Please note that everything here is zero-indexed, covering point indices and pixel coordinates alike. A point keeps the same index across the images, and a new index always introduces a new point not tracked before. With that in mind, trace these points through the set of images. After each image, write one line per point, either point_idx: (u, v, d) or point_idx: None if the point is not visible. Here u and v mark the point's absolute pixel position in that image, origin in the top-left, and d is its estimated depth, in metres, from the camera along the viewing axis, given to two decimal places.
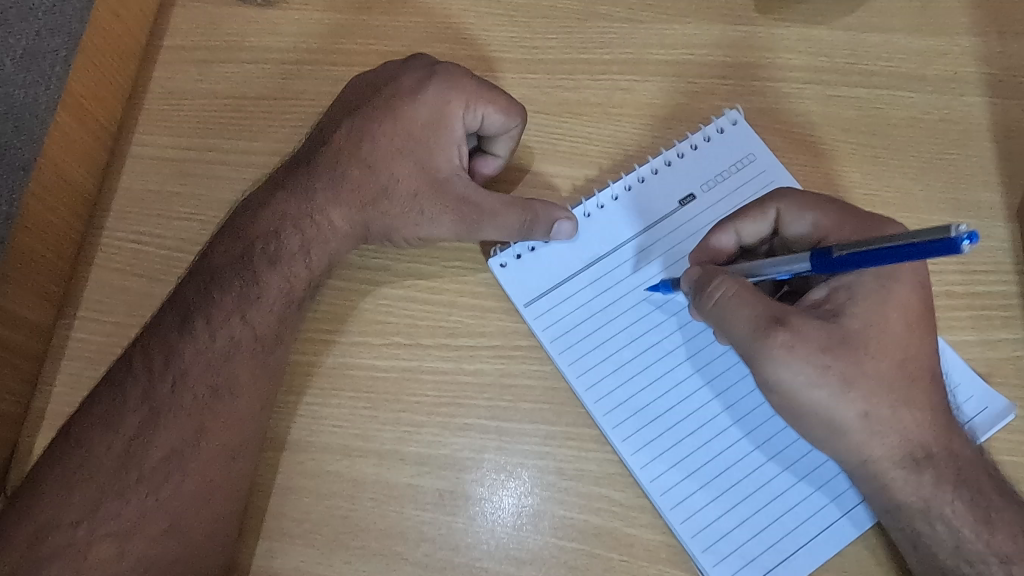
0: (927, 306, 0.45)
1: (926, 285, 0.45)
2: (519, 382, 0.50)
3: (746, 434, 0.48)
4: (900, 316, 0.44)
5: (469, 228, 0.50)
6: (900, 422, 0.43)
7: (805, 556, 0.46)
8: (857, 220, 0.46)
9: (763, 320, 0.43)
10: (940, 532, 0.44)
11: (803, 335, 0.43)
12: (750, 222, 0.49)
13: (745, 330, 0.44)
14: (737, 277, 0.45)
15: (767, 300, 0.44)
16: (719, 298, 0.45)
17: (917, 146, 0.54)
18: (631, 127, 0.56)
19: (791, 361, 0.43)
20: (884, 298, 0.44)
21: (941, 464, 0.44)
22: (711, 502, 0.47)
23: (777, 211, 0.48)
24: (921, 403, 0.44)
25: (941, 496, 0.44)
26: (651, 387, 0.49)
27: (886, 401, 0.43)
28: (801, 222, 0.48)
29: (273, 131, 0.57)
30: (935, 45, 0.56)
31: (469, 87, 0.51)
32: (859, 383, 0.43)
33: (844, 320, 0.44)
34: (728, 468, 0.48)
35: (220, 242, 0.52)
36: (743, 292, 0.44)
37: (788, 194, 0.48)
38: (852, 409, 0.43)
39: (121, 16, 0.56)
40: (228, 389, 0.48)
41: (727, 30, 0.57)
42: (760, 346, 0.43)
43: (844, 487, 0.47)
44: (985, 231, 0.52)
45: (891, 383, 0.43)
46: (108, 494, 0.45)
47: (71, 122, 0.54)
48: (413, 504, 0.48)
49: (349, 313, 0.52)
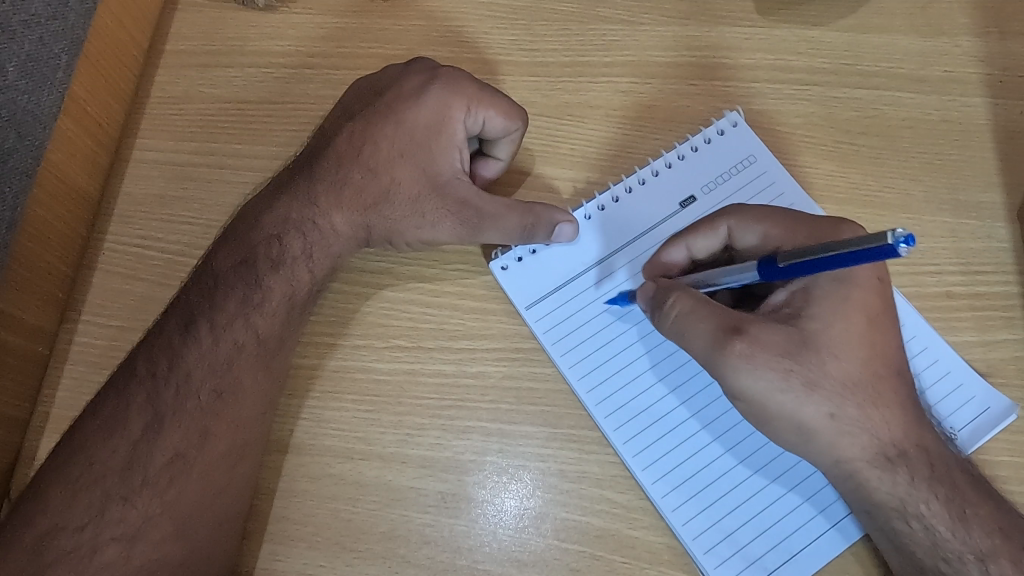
0: (887, 302, 0.45)
1: (884, 281, 0.45)
2: (521, 384, 0.50)
3: (740, 441, 0.48)
4: (860, 314, 0.44)
5: (470, 232, 0.50)
6: (868, 420, 0.43)
7: (804, 559, 0.47)
8: (808, 229, 0.46)
9: (719, 332, 0.44)
10: (918, 530, 0.43)
11: (761, 342, 0.43)
12: (701, 238, 0.49)
13: (702, 346, 0.45)
14: (691, 292, 0.46)
15: (721, 311, 0.45)
16: (678, 313, 0.46)
17: (917, 147, 0.54)
18: (631, 129, 0.56)
19: (751, 370, 0.43)
20: (841, 297, 0.44)
21: (914, 460, 0.44)
22: (708, 507, 0.47)
23: (728, 229, 0.48)
24: (890, 400, 0.44)
25: (917, 494, 0.43)
26: (651, 390, 0.50)
27: (851, 401, 0.43)
28: (751, 234, 0.48)
29: (274, 135, 0.57)
30: (936, 46, 0.56)
31: (470, 91, 0.51)
32: (821, 385, 0.43)
33: (803, 322, 0.44)
34: (724, 473, 0.48)
35: (223, 247, 0.52)
36: (697, 307, 0.45)
37: (737, 209, 0.48)
38: (818, 411, 0.43)
39: (123, 22, 0.56)
40: (231, 393, 0.48)
41: (727, 32, 0.57)
42: (719, 358, 0.44)
43: (831, 499, 0.47)
44: (985, 232, 0.52)
45: (853, 383, 0.43)
46: (113, 498, 0.46)
47: (74, 127, 0.54)
48: (415, 507, 0.49)
49: (351, 316, 0.52)
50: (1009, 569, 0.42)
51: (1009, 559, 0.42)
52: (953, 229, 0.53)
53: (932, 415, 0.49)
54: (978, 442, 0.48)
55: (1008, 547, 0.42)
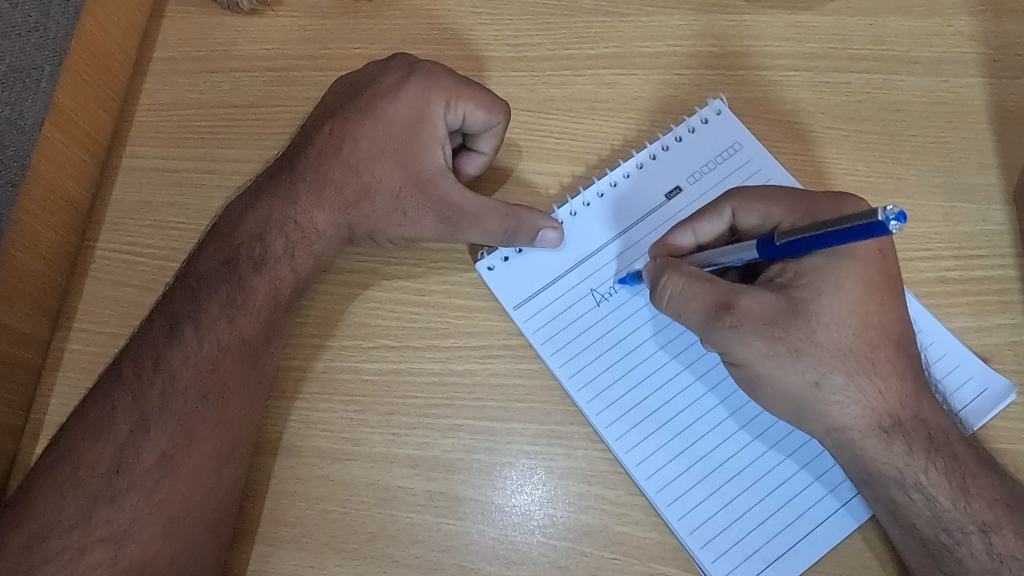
0: (888, 273, 0.44)
1: (885, 250, 0.44)
2: (509, 382, 0.50)
3: (744, 425, 0.48)
4: (858, 283, 0.43)
5: (450, 230, 0.50)
6: (859, 390, 0.43)
7: (804, 550, 0.46)
8: (809, 205, 0.45)
9: (711, 307, 0.44)
10: (917, 501, 0.43)
11: (751, 312, 0.43)
12: (705, 221, 0.48)
13: (695, 320, 0.45)
14: (685, 269, 0.45)
15: (711, 283, 0.44)
16: (671, 293, 0.45)
17: (910, 131, 0.53)
18: (617, 122, 0.55)
19: (740, 339, 0.43)
20: (837, 266, 0.43)
21: (912, 431, 0.43)
22: (708, 496, 0.47)
23: (732, 210, 0.47)
24: (887, 371, 0.43)
25: (916, 464, 0.43)
26: (642, 382, 0.49)
27: (840, 369, 0.43)
28: (755, 214, 0.47)
29: (261, 138, 0.57)
30: (928, 26, 0.55)
31: (449, 86, 0.51)
32: (809, 352, 0.43)
33: (794, 290, 0.44)
34: (721, 463, 0.47)
35: (206, 250, 0.52)
36: (690, 285, 0.45)
37: (739, 191, 0.47)
38: (803, 378, 0.43)
39: (109, 31, 0.57)
40: (217, 395, 0.48)
41: (713, 20, 0.56)
42: (710, 331, 0.44)
43: (839, 479, 0.46)
44: (980, 216, 0.51)
45: (845, 351, 0.43)
46: (101, 500, 0.46)
47: (60, 135, 0.54)
48: (402, 506, 0.48)
49: (338, 317, 0.52)
50: (1013, 540, 0.42)
51: (1012, 530, 0.42)
52: (946, 213, 0.52)
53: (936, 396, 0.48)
54: (975, 426, 0.47)
55: (1011, 518, 0.42)
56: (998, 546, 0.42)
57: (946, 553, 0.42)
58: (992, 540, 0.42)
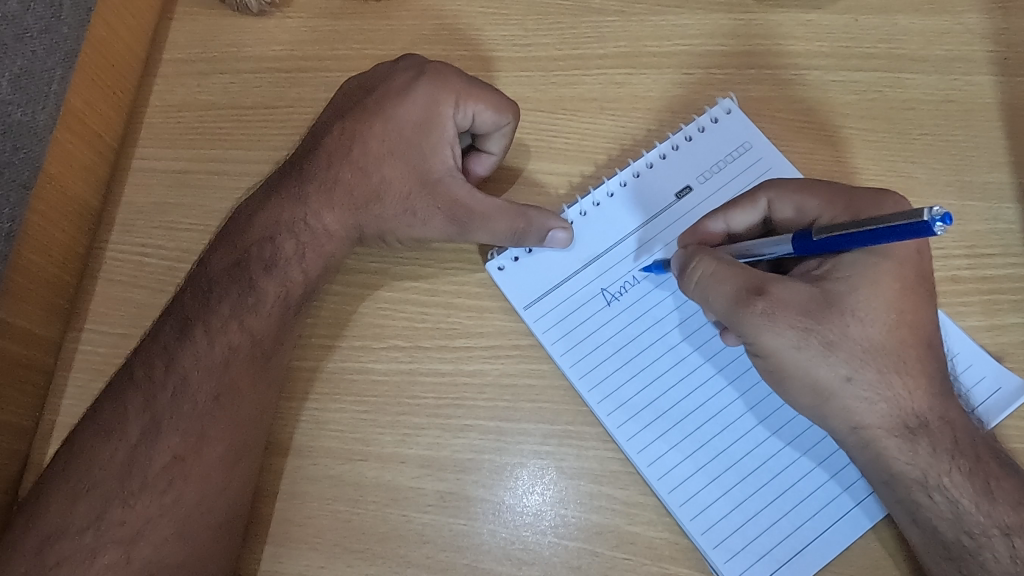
0: (923, 272, 0.44)
1: (922, 251, 0.44)
2: (520, 382, 0.50)
3: (756, 424, 0.48)
4: (893, 282, 0.43)
5: (460, 230, 0.50)
6: (890, 388, 0.43)
7: (817, 550, 0.46)
8: (847, 202, 0.45)
9: (742, 291, 0.44)
10: (940, 503, 0.43)
11: (784, 301, 0.43)
12: (740, 212, 0.48)
13: (723, 304, 0.44)
14: (718, 255, 0.45)
15: (745, 271, 0.44)
16: (701, 276, 0.45)
17: (921, 130, 0.53)
18: (626, 121, 0.55)
19: (771, 328, 0.43)
20: (873, 263, 0.43)
21: (937, 433, 0.43)
22: (718, 496, 0.47)
23: (768, 201, 0.47)
24: (916, 370, 0.43)
25: (939, 465, 0.43)
26: (653, 382, 0.49)
27: (871, 366, 0.43)
28: (792, 207, 0.47)
29: (271, 139, 0.58)
30: (937, 24, 0.55)
31: (459, 86, 0.51)
32: (841, 345, 0.43)
33: (829, 284, 0.44)
34: (732, 464, 0.47)
35: (216, 251, 0.52)
36: (721, 270, 0.44)
37: (777, 183, 0.47)
38: (834, 372, 0.43)
39: (118, 33, 0.57)
40: (228, 396, 0.48)
41: (722, 19, 0.56)
42: (739, 313, 0.44)
43: (853, 478, 0.46)
44: (992, 214, 0.51)
45: (877, 347, 0.43)
46: (113, 501, 0.46)
47: (70, 137, 0.54)
48: (414, 506, 0.48)
49: (349, 317, 0.52)
50: None
51: None
52: (958, 211, 0.51)
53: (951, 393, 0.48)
54: (991, 423, 0.47)
55: None
56: (1021, 550, 0.41)
57: (969, 556, 0.42)
58: (1015, 544, 0.42)
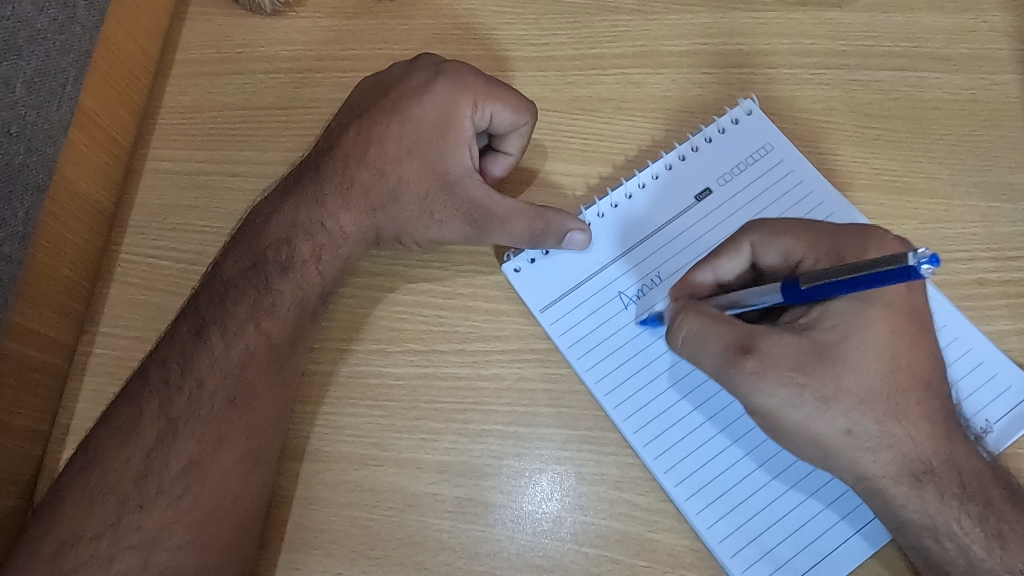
0: (915, 310, 0.42)
1: (913, 288, 0.42)
2: (537, 386, 0.50)
3: (760, 445, 0.47)
4: (885, 326, 0.41)
5: (478, 232, 0.50)
6: (892, 437, 0.41)
7: (830, 565, 0.45)
8: (831, 242, 0.43)
9: (729, 349, 0.42)
10: (951, 549, 0.42)
11: (774, 357, 0.42)
12: (726, 261, 0.46)
13: (711, 364, 0.43)
14: (701, 310, 0.44)
15: (732, 325, 0.43)
16: (685, 334, 0.44)
17: (945, 129, 0.52)
18: (644, 122, 0.55)
19: (761, 386, 0.42)
20: (861, 308, 0.42)
21: (944, 477, 0.42)
22: (725, 513, 0.46)
23: (751, 246, 0.46)
24: (916, 416, 0.41)
25: (948, 511, 0.42)
26: (663, 393, 0.48)
27: (870, 415, 0.41)
28: (776, 251, 0.45)
29: (284, 140, 0.57)
30: (961, 22, 0.54)
31: (477, 86, 0.50)
32: (838, 398, 0.41)
33: (818, 333, 0.42)
34: (739, 480, 0.47)
35: (232, 252, 0.52)
36: (706, 327, 0.43)
37: (757, 226, 0.46)
38: (834, 426, 0.41)
39: (131, 33, 0.57)
40: (246, 399, 0.48)
41: (741, 17, 0.55)
42: (729, 374, 0.43)
43: (856, 502, 0.45)
44: (1019, 216, 0.50)
45: (873, 397, 0.41)
46: (130, 506, 0.46)
47: (83, 138, 0.54)
48: (431, 513, 0.48)
49: (363, 321, 0.52)
50: None
51: None
52: (983, 213, 0.50)
53: (967, 407, 0.47)
54: (1013, 437, 0.46)
55: None
56: None
57: None
58: None
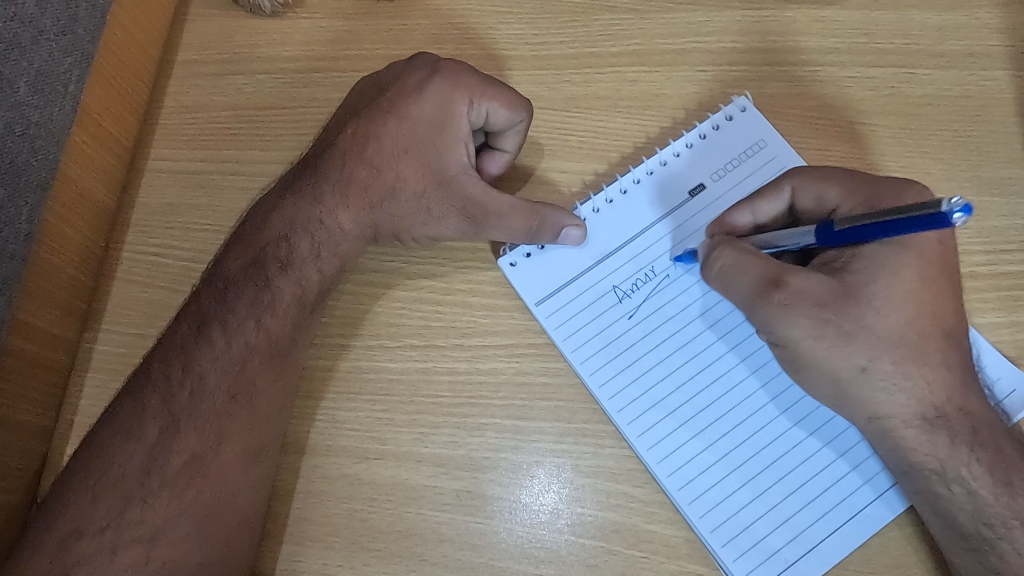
0: (946, 265, 0.44)
1: (945, 243, 0.44)
2: (534, 380, 0.50)
3: (781, 413, 0.48)
4: (915, 272, 0.43)
5: (475, 228, 0.51)
6: (907, 378, 0.43)
7: (847, 534, 0.46)
8: (870, 190, 0.46)
9: (761, 282, 0.44)
10: (958, 494, 0.43)
11: (802, 292, 0.44)
12: (766, 202, 0.48)
13: (741, 296, 0.45)
14: (739, 244, 0.46)
15: (766, 260, 0.45)
16: (721, 266, 0.46)
17: (938, 124, 0.53)
18: (640, 119, 0.55)
19: (787, 318, 0.44)
20: (895, 254, 0.43)
21: (957, 424, 0.43)
22: (743, 484, 0.47)
23: (792, 189, 0.48)
24: (935, 361, 0.43)
25: (957, 457, 0.42)
26: (679, 369, 0.49)
27: (888, 355, 0.43)
28: (815, 196, 0.47)
29: (285, 139, 0.58)
30: (953, 19, 0.54)
31: (472, 83, 0.51)
32: (858, 336, 0.43)
33: (847, 275, 0.44)
34: (760, 450, 0.47)
35: (232, 250, 0.52)
36: (741, 260, 0.45)
37: (799, 172, 0.48)
38: (852, 362, 0.43)
39: (133, 35, 0.57)
40: (246, 395, 0.49)
41: (736, 16, 0.56)
42: (757, 307, 0.45)
43: (876, 469, 0.46)
44: (1010, 210, 0.51)
45: (896, 338, 0.43)
46: (133, 501, 0.46)
47: (86, 137, 0.55)
48: (430, 505, 0.48)
49: (362, 317, 0.52)
50: None
51: None
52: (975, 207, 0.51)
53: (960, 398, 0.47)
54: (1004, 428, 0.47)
55: None
56: None
57: (988, 547, 0.42)
58: None
